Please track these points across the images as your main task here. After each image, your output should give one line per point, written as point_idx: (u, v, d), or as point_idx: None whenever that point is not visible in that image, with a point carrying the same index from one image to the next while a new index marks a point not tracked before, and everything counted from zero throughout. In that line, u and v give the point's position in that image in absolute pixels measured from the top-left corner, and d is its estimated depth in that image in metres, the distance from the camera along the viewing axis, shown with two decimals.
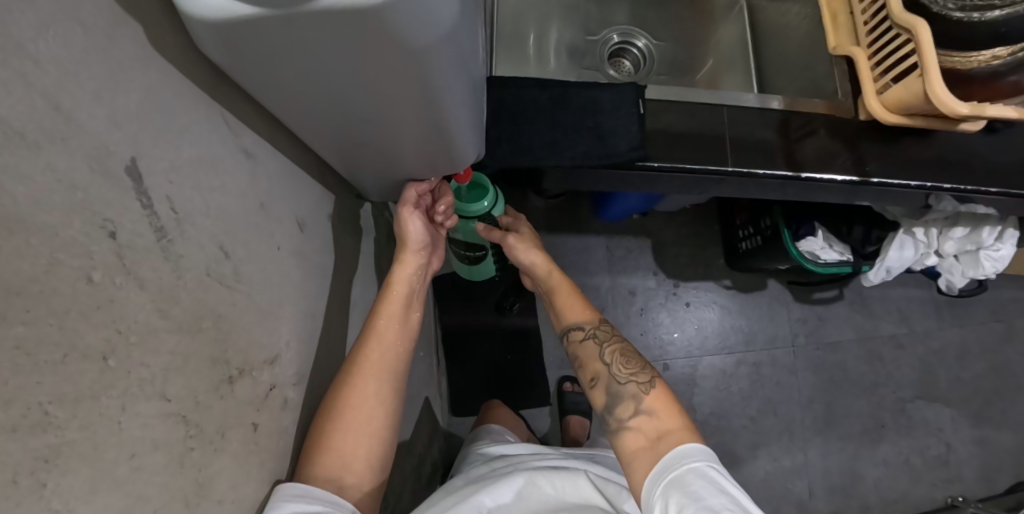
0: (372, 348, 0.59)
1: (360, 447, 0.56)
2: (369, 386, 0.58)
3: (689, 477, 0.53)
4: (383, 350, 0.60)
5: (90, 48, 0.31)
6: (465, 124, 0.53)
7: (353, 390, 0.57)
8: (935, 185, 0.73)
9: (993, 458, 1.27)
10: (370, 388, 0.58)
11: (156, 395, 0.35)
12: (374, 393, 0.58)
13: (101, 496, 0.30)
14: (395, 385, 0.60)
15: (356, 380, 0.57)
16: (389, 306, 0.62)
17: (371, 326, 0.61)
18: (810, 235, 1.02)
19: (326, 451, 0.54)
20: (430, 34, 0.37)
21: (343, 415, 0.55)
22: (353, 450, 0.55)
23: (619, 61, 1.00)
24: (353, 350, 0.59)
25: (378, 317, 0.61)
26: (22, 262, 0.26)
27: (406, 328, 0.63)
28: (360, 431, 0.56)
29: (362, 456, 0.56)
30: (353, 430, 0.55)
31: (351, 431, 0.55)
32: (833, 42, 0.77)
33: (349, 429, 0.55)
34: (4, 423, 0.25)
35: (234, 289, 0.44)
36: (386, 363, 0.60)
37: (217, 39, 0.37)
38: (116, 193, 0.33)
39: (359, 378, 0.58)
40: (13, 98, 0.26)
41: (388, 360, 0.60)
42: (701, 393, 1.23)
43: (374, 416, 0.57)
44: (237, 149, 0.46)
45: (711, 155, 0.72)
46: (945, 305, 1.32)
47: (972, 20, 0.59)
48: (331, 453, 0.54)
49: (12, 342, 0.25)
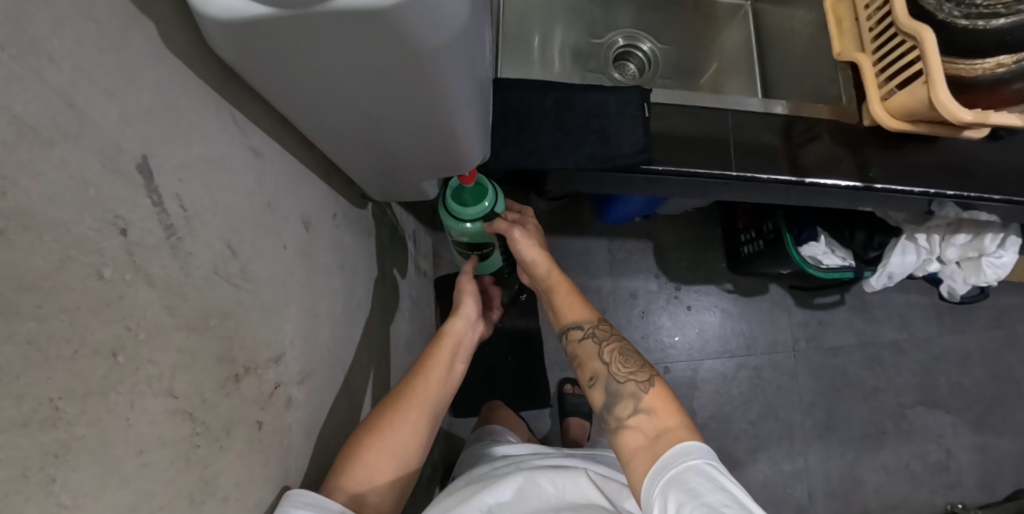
0: (421, 385, 0.63)
1: (390, 466, 0.58)
2: (410, 415, 0.61)
3: (688, 475, 0.53)
4: (429, 389, 0.63)
5: (103, 46, 0.31)
6: (473, 127, 0.54)
7: (393, 417, 0.60)
8: (938, 191, 0.74)
9: (994, 464, 1.26)
10: (410, 418, 0.61)
11: (163, 392, 0.35)
12: (413, 422, 0.61)
13: (109, 492, 0.30)
14: (435, 417, 0.63)
15: (399, 408, 0.61)
16: (441, 350, 0.67)
17: (422, 367, 0.65)
18: (812, 240, 1.03)
19: (357, 465, 0.57)
20: (438, 35, 0.37)
21: (381, 438, 0.59)
22: (382, 468, 0.58)
23: (623, 65, 1.01)
24: (405, 384, 0.63)
25: (430, 361, 0.66)
26: (34, 258, 0.26)
27: (451, 376, 0.66)
28: (392, 452, 0.59)
29: (387, 476, 0.58)
30: (386, 451, 0.58)
31: (384, 450, 0.58)
32: (837, 48, 0.77)
33: (382, 448, 0.58)
34: (15, 418, 0.25)
35: (241, 288, 0.45)
36: (431, 398, 0.63)
37: (228, 39, 0.37)
38: (126, 190, 0.33)
39: (403, 407, 0.61)
40: (27, 94, 0.26)
41: (432, 397, 0.63)
42: (702, 397, 1.23)
43: (408, 441, 0.60)
44: (245, 148, 0.46)
45: (715, 159, 0.73)
46: (947, 311, 1.32)
47: (978, 28, 0.60)
48: (359, 467, 0.57)
49: (22, 337, 0.26)
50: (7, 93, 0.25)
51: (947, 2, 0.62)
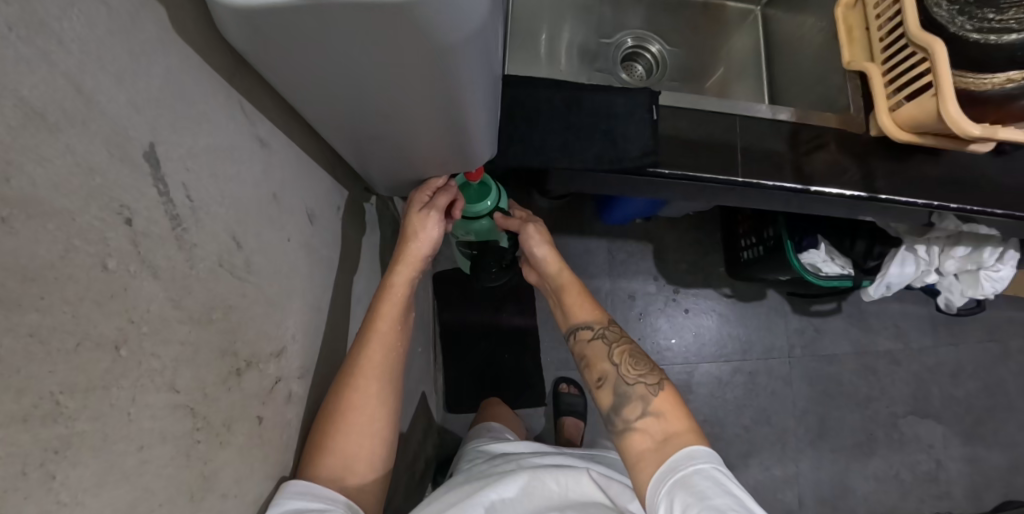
0: (374, 350, 0.59)
1: (363, 448, 0.56)
2: (373, 387, 0.58)
3: (695, 478, 0.53)
4: (386, 353, 0.59)
5: (113, 28, 0.30)
6: (484, 123, 0.53)
7: (356, 392, 0.57)
8: (941, 204, 0.74)
9: (982, 476, 1.28)
10: (374, 388, 0.58)
11: (165, 386, 0.34)
12: (376, 394, 0.58)
13: (108, 489, 0.29)
14: (395, 386, 0.60)
15: (358, 381, 0.57)
16: (387, 310, 0.61)
17: (372, 328, 0.60)
18: (812, 248, 1.03)
19: (328, 447, 0.54)
20: (459, 31, 0.36)
21: (346, 419, 0.55)
22: (356, 451, 0.56)
23: (631, 66, 1.00)
24: (354, 351, 0.59)
25: (380, 319, 0.60)
26: (38, 247, 0.26)
27: (399, 342, 0.61)
28: (363, 432, 0.56)
29: (364, 457, 0.57)
30: (357, 433, 0.56)
31: (355, 432, 0.55)
32: (845, 56, 0.76)
33: (352, 430, 0.55)
34: (16, 413, 0.24)
35: (244, 280, 0.44)
36: (387, 365, 0.59)
37: (241, 25, 0.36)
38: (132, 177, 0.32)
39: (363, 379, 0.57)
40: (35, 77, 0.25)
41: (388, 363, 0.59)
42: (697, 400, 1.23)
43: (376, 418, 0.58)
44: (253, 137, 0.46)
45: (722, 165, 0.72)
46: (942, 322, 1.33)
47: (988, 43, 0.60)
48: (333, 453, 0.54)
49: (25, 329, 0.25)
50: (14, 74, 0.24)
51: (960, 15, 0.62)
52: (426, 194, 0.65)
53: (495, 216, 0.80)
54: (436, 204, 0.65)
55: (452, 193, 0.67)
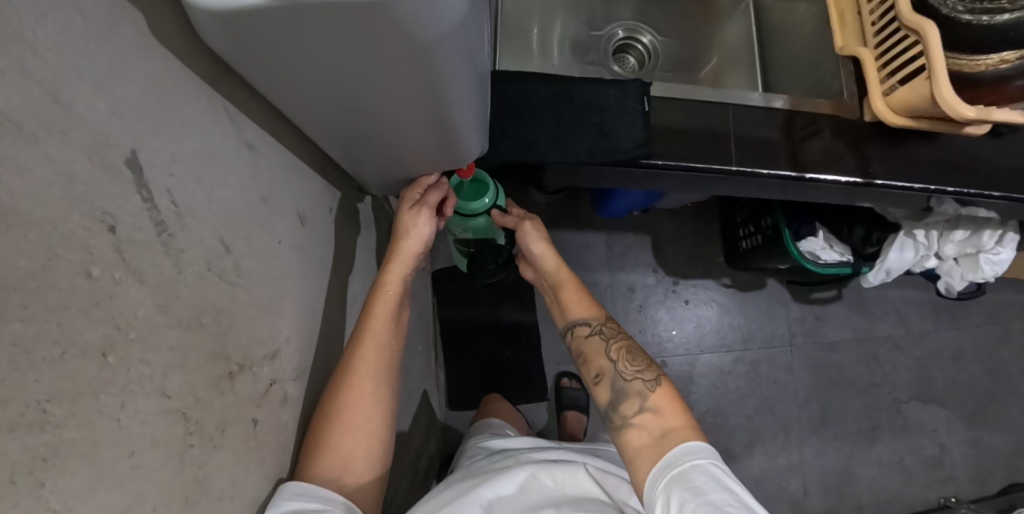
0: (367, 350, 0.59)
1: (360, 448, 0.56)
2: (368, 387, 0.58)
3: (692, 473, 0.53)
4: (379, 354, 0.59)
5: (90, 36, 0.30)
6: (471, 121, 0.53)
7: (351, 393, 0.57)
8: (938, 188, 0.73)
9: (987, 460, 1.27)
10: (368, 389, 0.58)
11: (155, 392, 0.34)
12: (371, 394, 0.58)
13: (99, 496, 0.30)
14: (391, 385, 0.60)
15: (352, 381, 0.57)
16: (381, 310, 0.61)
17: (365, 328, 0.60)
18: (810, 235, 1.02)
19: (325, 449, 0.54)
20: (436, 29, 0.36)
21: (343, 420, 0.55)
22: (353, 450, 0.56)
23: (623, 57, 1.00)
24: (349, 352, 0.59)
25: (373, 319, 0.60)
26: (20, 258, 0.26)
27: (394, 344, 0.61)
28: (360, 432, 0.56)
29: (363, 457, 0.57)
30: (354, 433, 0.56)
31: (352, 432, 0.56)
32: (838, 42, 0.76)
33: (348, 430, 0.55)
34: (2, 422, 0.24)
35: (234, 284, 0.44)
36: (381, 366, 0.59)
37: (218, 28, 0.36)
38: (115, 185, 0.32)
39: (358, 379, 0.58)
40: (11, 88, 0.25)
41: (383, 363, 0.60)
42: (699, 391, 1.23)
43: (372, 417, 0.58)
44: (239, 142, 0.46)
45: (715, 154, 0.72)
46: (943, 307, 1.33)
47: (981, 23, 0.58)
48: (330, 454, 0.54)
49: (9, 339, 0.25)
50: None
51: None
52: (417, 192, 0.65)
53: (492, 213, 0.79)
54: (428, 202, 0.64)
55: (443, 189, 0.67)
